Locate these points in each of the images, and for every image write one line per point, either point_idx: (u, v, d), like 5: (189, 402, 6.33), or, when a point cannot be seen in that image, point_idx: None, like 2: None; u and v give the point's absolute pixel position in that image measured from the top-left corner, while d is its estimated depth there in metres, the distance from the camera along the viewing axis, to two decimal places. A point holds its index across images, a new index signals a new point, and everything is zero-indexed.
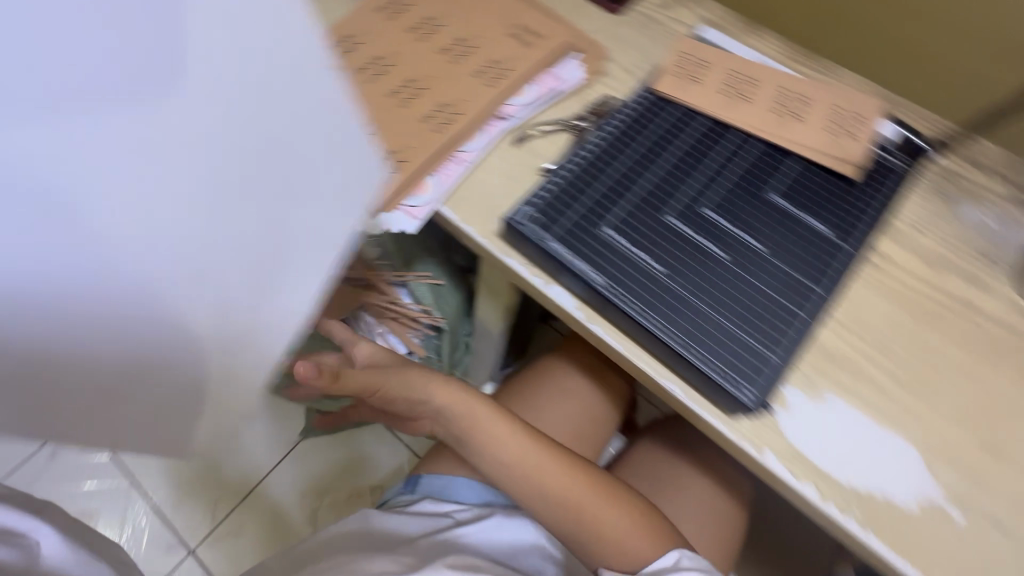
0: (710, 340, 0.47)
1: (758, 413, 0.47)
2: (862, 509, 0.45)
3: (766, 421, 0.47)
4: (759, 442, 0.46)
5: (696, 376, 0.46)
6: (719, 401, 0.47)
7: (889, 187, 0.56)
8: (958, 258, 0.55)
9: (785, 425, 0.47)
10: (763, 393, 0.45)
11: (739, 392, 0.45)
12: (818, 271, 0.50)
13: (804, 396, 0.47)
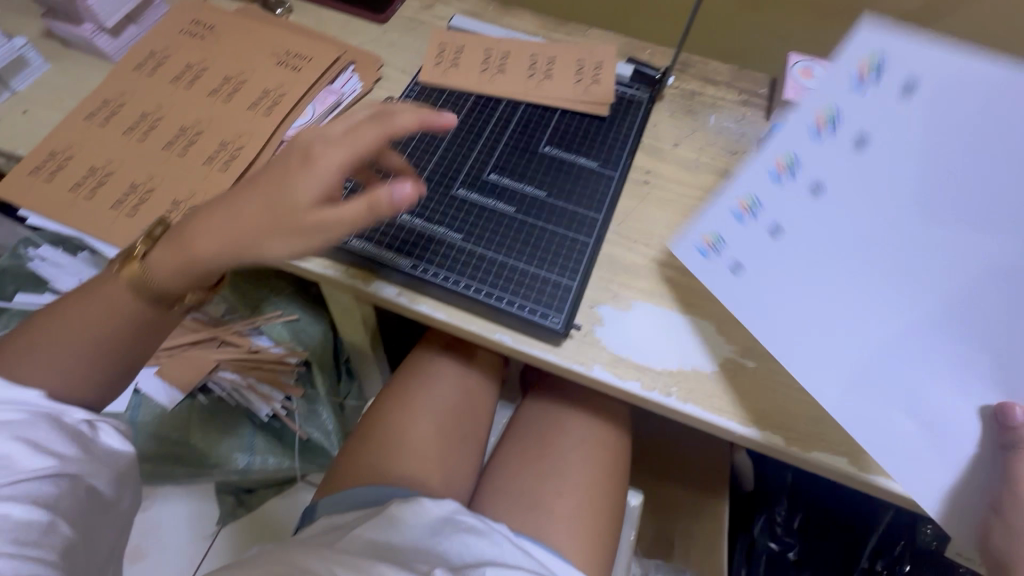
0: (514, 284, 0.52)
1: (573, 333, 0.53)
2: (678, 385, 0.51)
3: (583, 337, 0.53)
4: (582, 357, 0.52)
5: (512, 318, 0.52)
6: (537, 334, 0.52)
7: (637, 115, 0.65)
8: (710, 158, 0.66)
9: (600, 335, 0.53)
10: (568, 314, 0.52)
11: (547, 320, 0.51)
12: (596, 201, 0.58)
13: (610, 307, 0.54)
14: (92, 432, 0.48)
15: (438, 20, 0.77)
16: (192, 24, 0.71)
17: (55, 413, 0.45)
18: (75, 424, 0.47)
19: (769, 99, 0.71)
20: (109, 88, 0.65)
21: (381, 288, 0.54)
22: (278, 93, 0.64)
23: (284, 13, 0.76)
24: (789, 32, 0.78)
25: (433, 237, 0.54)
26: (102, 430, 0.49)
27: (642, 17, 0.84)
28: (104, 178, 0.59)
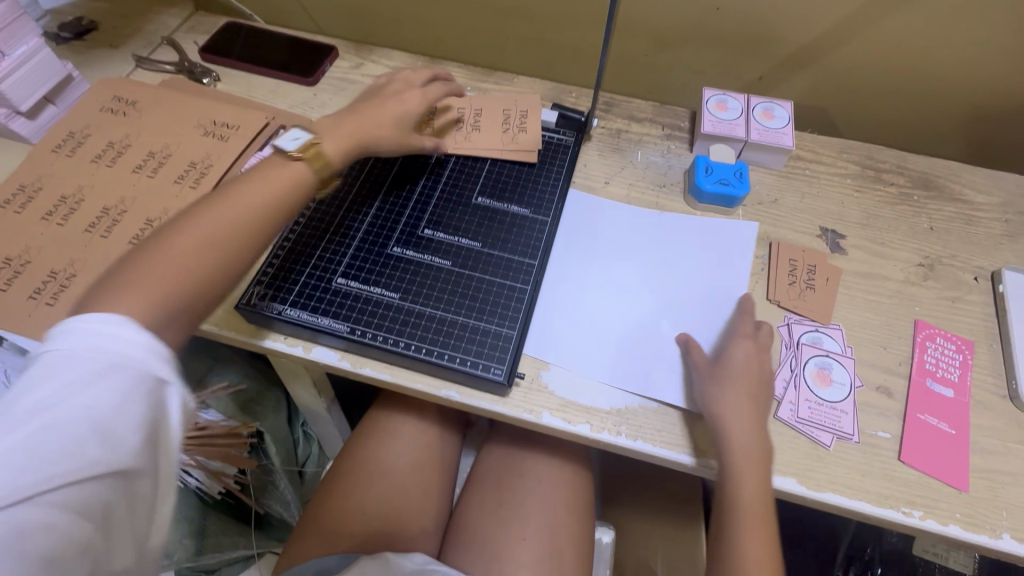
0: (454, 338, 0.52)
1: (519, 383, 0.53)
2: (626, 423, 0.52)
3: (529, 386, 0.53)
4: (530, 405, 0.52)
5: (456, 374, 0.51)
6: (481, 386, 0.52)
7: (565, 157, 0.67)
8: (639, 193, 0.68)
9: (547, 380, 0.53)
10: (511, 364, 0.51)
11: (490, 373, 0.51)
12: (531, 247, 0.59)
13: (553, 352, 0.55)
14: (158, 388, 0.35)
15: (368, 79, 0.79)
16: (114, 100, 0.70)
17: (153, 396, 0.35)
18: (138, 385, 0.34)
19: (690, 132, 0.75)
20: (25, 172, 0.63)
21: (322, 355, 0.53)
22: (205, 164, 0.64)
23: (211, 83, 0.77)
24: (702, 67, 0.83)
25: (370, 298, 0.54)
26: (171, 390, 0.36)
27: (567, 62, 0.88)
28: (21, 267, 0.56)
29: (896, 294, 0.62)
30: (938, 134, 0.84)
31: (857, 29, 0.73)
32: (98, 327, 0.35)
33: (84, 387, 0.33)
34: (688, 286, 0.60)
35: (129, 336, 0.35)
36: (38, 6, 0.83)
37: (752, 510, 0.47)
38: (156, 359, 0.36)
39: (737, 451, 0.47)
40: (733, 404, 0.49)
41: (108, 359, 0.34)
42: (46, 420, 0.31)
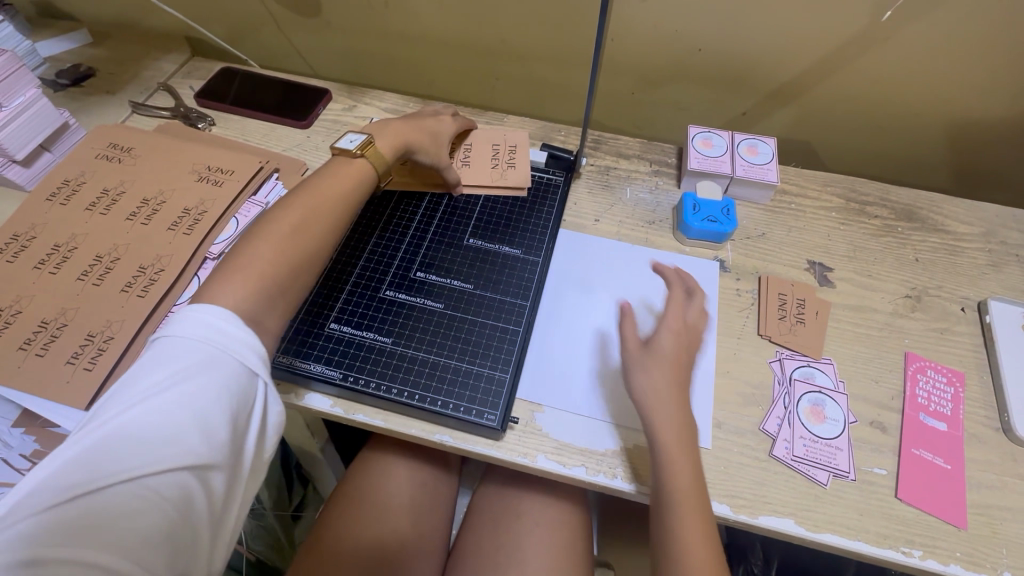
0: (447, 383, 0.53)
1: (513, 427, 0.53)
2: (624, 465, 0.51)
3: (524, 429, 0.53)
4: (525, 449, 0.52)
5: (449, 419, 0.51)
6: (477, 431, 0.52)
7: (557, 197, 0.69)
8: (629, 230, 0.69)
9: (542, 423, 0.53)
10: (504, 409, 0.52)
11: (483, 418, 0.51)
12: (524, 288, 0.60)
13: (548, 394, 0.54)
14: (252, 382, 0.43)
15: (361, 120, 0.80)
16: (110, 146, 0.71)
17: (233, 390, 0.41)
18: (239, 378, 0.42)
19: (677, 168, 0.76)
20: (18, 220, 0.63)
21: (315, 401, 0.53)
22: (199, 210, 0.64)
23: (207, 127, 0.78)
24: (687, 103, 0.86)
25: (363, 344, 0.55)
26: (261, 386, 0.43)
27: (556, 99, 0.90)
28: (12, 317, 0.56)
29: (886, 327, 0.62)
30: (918, 165, 0.86)
31: (835, 68, 0.75)
32: (216, 322, 0.42)
33: (201, 375, 0.40)
34: (650, 302, 0.62)
35: (236, 338, 0.43)
36: (37, 54, 0.84)
37: (683, 498, 0.46)
38: (255, 359, 0.43)
39: (665, 430, 0.48)
40: (645, 378, 0.50)
41: (218, 354, 0.42)
42: (146, 405, 0.38)
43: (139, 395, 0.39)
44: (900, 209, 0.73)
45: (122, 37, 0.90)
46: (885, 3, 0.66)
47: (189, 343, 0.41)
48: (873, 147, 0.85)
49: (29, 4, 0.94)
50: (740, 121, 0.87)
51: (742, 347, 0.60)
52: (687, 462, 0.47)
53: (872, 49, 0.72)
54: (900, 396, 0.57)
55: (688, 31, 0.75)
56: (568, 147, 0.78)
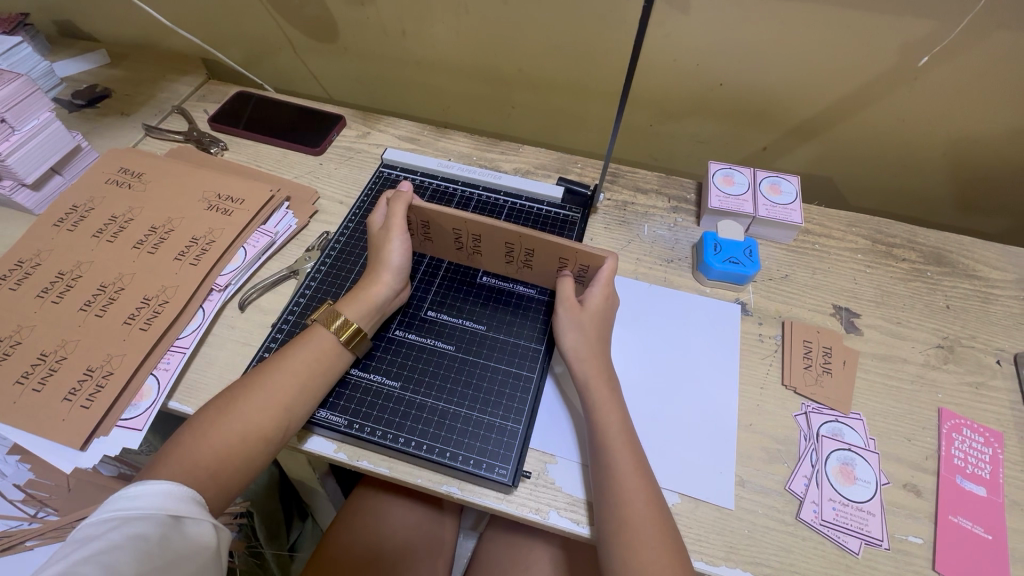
0: (458, 433, 0.50)
1: (525, 480, 0.50)
2: None
3: (536, 483, 0.50)
4: (537, 504, 0.49)
5: (458, 471, 0.49)
6: (486, 485, 0.49)
7: (574, 235, 0.68)
8: (647, 269, 0.67)
9: (555, 476, 0.50)
10: (516, 462, 0.49)
11: (494, 472, 0.49)
12: (540, 331, 0.58)
13: (564, 446, 0.52)
14: (177, 526, 0.39)
15: (375, 148, 0.79)
16: (121, 171, 0.70)
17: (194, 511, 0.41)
18: (162, 524, 0.39)
19: (697, 205, 0.74)
20: (24, 247, 0.62)
21: (318, 446, 0.51)
22: (207, 240, 0.63)
23: (219, 152, 0.77)
24: (705, 136, 0.84)
25: (371, 387, 0.53)
26: (188, 523, 0.40)
27: (572, 128, 0.89)
28: (11, 348, 0.55)
29: (917, 379, 0.59)
30: (946, 204, 0.83)
31: (862, 105, 0.73)
32: (129, 490, 0.40)
33: (122, 532, 0.37)
34: (633, 342, 0.60)
35: (156, 489, 0.40)
36: (54, 75, 0.84)
37: (625, 528, 0.44)
38: (182, 504, 0.41)
39: (606, 450, 0.47)
40: (567, 338, 0.53)
41: (137, 510, 0.39)
42: (114, 534, 0.37)
43: (106, 528, 0.37)
44: (929, 252, 0.71)
45: (139, 58, 0.90)
46: (916, 48, 0.64)
47: (104, 512, 0.38)
48: (898, 185, 0.82)
49: (51, 23, 0.94)
50: (759, 155, 0.85)
51: (765, 397, 0.57)
52: (641, 482, 0.46)
53: (902, 88, 0.69)
54: (938, 457, 0.54)
55: (709, 67, 0.73)
56: (584, 180, 0.76)
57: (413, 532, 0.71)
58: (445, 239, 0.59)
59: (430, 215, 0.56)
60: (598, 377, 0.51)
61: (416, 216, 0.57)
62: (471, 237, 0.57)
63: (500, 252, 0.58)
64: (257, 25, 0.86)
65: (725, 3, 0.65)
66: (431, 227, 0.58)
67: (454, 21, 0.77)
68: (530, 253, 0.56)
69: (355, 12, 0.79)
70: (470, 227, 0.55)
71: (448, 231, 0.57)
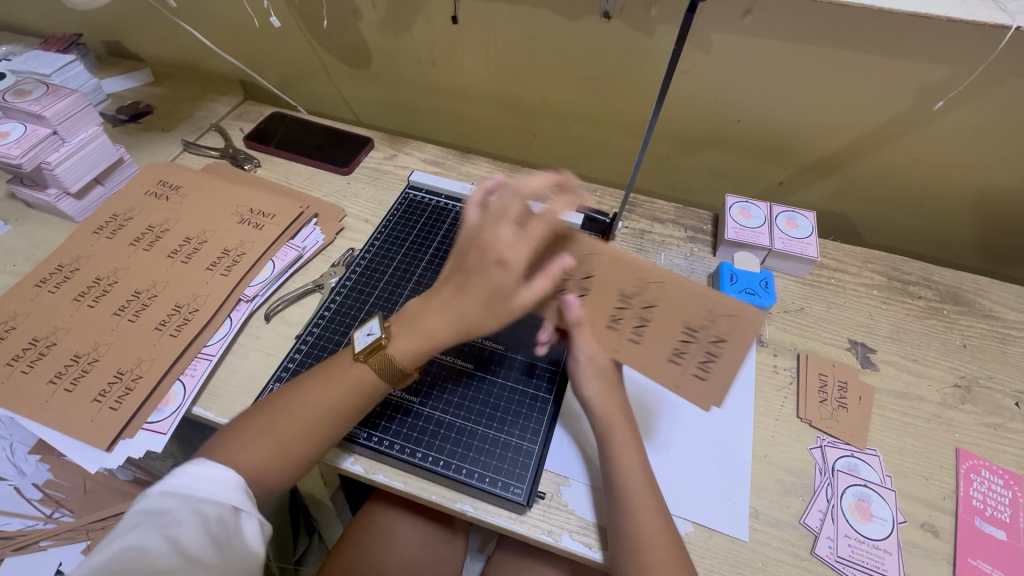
0: (474, 451, 0.51)
1: (539, 501, 0.50)
2: None
3: (549, 504, 0.50)
4: (549, 526, 0.49)
5: (473, 489, 0.50)
6: (499, 505, 0.50)
7: None
8: None
9: (568, 498, 0.50)
10: (531, 482, 0.50)
11: (509, 492, 0.49)
12: (557, 352, 0.59)
13: (576, 469, 0.52)
14: (233, 521, 0.42)
15: (401, 170, 0.82)
16: (160, 184, 0.73)
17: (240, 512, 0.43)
18: (223, 514, 0.41)
19: (714, 236, 0.75)
20: (65, 252, 0.65)
21: (335, 457, 0.52)
22: (238, 252, 0.65)
23: (252, 168, 0.80)
24: (722, 170, 0.86)
25: (390, 401, 0.54)
26: (245, 517, 0.43)
27: (591, 157, 0.91)
28: (46, 349, 0.57)
29: (934, 418, 0.59)
30: (963, 246, 0.83)
31: (878, 145, 0.74)
32: (202, 472, 0.43)
33: (188, 511, 0.40)
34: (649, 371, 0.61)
35: (221, 480, 0.43)
36: (101, 91, 0.89)
37: (641, 560, 0.44)
38: (239, 498, 0.43)
39: (622, 479, 0.48)
40: (592, 386, 0.51)
41: (200, 493, 0.42)
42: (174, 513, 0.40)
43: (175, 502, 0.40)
44: (945, 290, 0.71)
45: (181, 78, 0.95)
46: (931, 92, 0.66)
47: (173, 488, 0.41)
48: (913, 224, 0.83)
49: (100, 43, 1.00)
50: (774, 190, 0.86)
51: (780, 430, 0.57)
52: (653, 509, 0.47)
53: (918, 131, 0.71)
54: (955, 499, 0.53)
55: (729, 104, 0.76)
56: (603, 208, 0.78)
57: (419, 551, 0.70)
58: (699, 314, 0.44)
59: (733, 350, 0.44)
60: (617, 412, 0.51)
61: (743, 353, 0.43)
62: (675, 349, 0.45)
63: (636, 320, 0.46)
64: (295, 50, 0.91)
65: (747, 44, 0.68)
66: (720, 356, 0.44)
67: (484, 52, 0.80)
68: (606, 335, 0.48)
69: (390, 41, 0.84)
70: (675, 375, 0.45)
71: (700, 352, 0.45)
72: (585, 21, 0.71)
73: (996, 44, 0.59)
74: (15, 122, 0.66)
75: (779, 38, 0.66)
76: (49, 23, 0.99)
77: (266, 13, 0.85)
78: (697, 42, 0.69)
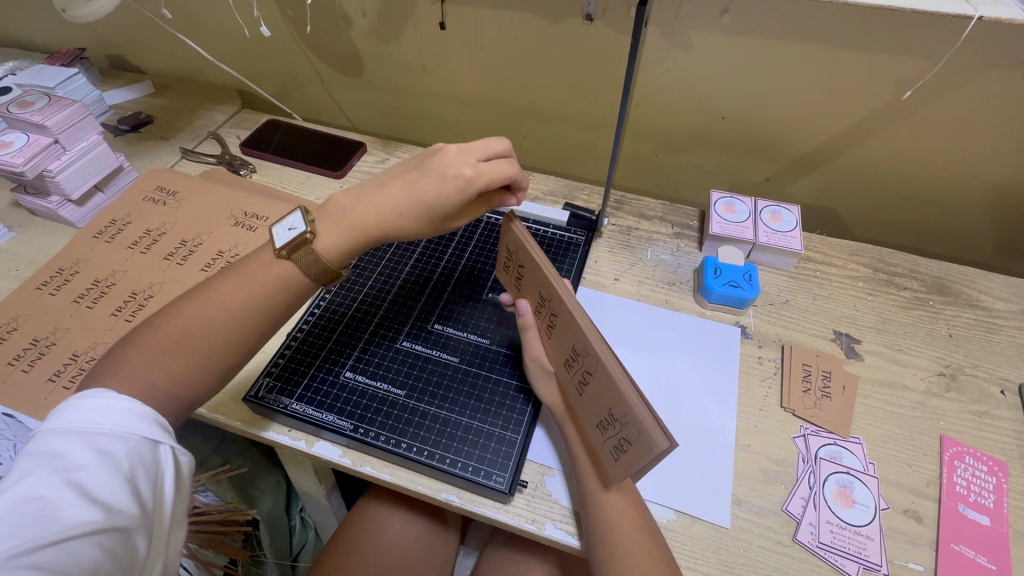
0: (458, 441, 0.52)
1: (522, 490, 0.51)
2: None
3: (532, 494, 0.51)
4: (533, 515, 0.50)
5: (457, 478, 0.51)
6: (483, 494, 0.51)
7: (577, 257, 0.71)
8: (648, 292, 0.70)
9: (551, 488, 0.52)
10: (513, 471, 0.51)
11: (491, 480, 0.50)
12: None
13: (559, 458, 0.53)
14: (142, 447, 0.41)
15: None
16: (157, 190, 0.75)
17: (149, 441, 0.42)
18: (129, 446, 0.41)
19: (700, 231, 0.76)
20: (66, 256, 0.67)
21: (325, 450, 0.54)
22: (231, 254, 0.67)
23: (248, 174, 0.83)
24: (709, 167, 0.87)
25: (377, 393, 0.55)
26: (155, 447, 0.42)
27: (579, 158, 0.93)
28: (46, 349, 0.59)
29: (918, 406, 0.59)
30: (954, 238, 0.83)
31: (860, 138, 0.75)
32: (91, 407, 0.41)
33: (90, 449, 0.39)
34: (636, 364, 0.62)
35: (116, 408, 0.42)
36: (103, 103, 0.92)
37: (619, 549, 0.45)
38: (144, 425, 0.42)
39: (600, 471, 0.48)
40: (541, 388, 0.53)
41: (102, 430, 0.40)
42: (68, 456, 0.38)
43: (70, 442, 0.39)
44: (931, 280, 0.71)
45: (181, 89, 0.98)
46: (908, 84, 0.67)
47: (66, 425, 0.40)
48: (901, 217, 0.84)
49: (104, 57, 1.03)
50: (761, 187, 0.87)
51: (763, 419, 0.58)
52: (619, 494, 0.47)
53: (899, 124, 0.72)
54: (938, 485, 0.53)
55: (711, 102, 0.77)
56: (590, 206, 0.80)
57: (411, 546, 0.71)
58: (621, 406, 0.41)
59: (636, 459, 0.40)
60: (567, 410, 0.51)
61: (642, 468, 0.40)
62: (601, 422, 0.44)
63: (581, 374, 0.46)
64: (290, 60, 0.93)
65: (725, 42, 0.69)
66: (627, 454, 0.41)
67: (471, 57, 0.82)
68: (561, 367, 0.50)
69: (380, 49, 0.86)
70: (599, 441, 0.45)
71: (616, 439, 0.43)
72: (567, 24, 0.72)
73: (966, 35, 0.60)
74: (18, 132, 0.69)
75: (756, 35, 0.67)
76: (54, 38, 1.03)
77: (260, 23, 0.88)
78: (677, 41, 0.71)
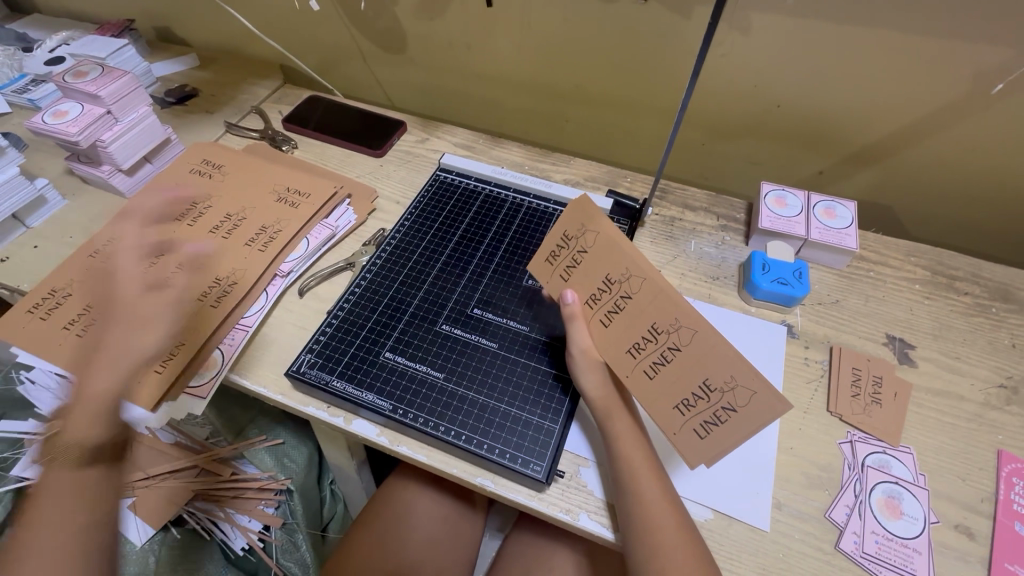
0: (495, 427, 0.52)
1: (557, 479, 0.51)
2: None
3: (567, 483, 0.51)
4: (567, 505, 0.50)
5: (493, 464, 0.51)
6: (519, 481, 0.51)
7: None
8: (691, 285, 0.68)
9: (586, 479, 0.51)
10: (550, 460, 0.50)
11: (528, 468, 0.50)
12: None
13: (594, 449, 0.53)
14: None
15: (433, 153, 0.83)
16: (203, 163, 0.76)
17: None
18: None
19: (747, 224, 0.74)
20: (117, 225, 0.69)
21: (362, 428, 0.54)
22: (274, 229, 0.68)
23: (290, 149, 0.83)
24: (758, 158, 0.84)
25: (416, 375, 0.56)
26: None
27: (623, 143, 0.90)
28: (98, 315, 0.61)
29: (975, 419, 0.56)
30: (1020, 242, 0.79)
31: (926, 132, 0.71)
32: None
33: None
34: None
35: None
36: (151, 74, 0.93)
37: (659, 547, 0.44)
38: None
39: (637, 469, 0.48)
40: (587, 380, 0.52)
41: None
42: None
43: None
44: (995, 287, 0.67)
45: (225, 63, 0.98)
46: (986, 75, 0.62)
47: None
48: (965, 217, 0.79)
49: (152, 29, 1.05)
50: (813, 180, 0.83)
51: (808, 422, 0.56)
52: (661, 490, 0.47)
53: (973, 118, 0.67)
54: (994, 503, 0.51)
55: (766, 89, 0.74)
56: (633, 194, 0.78)
57: (439, 525, 0.72)
58: (722, 375, 0.43)
59: (742, 424, 0.43)
60: (616, 402, 0.51)
61: (750, 430, 0.43)
62: (687, 400, 0.45)
63: (659, 355, 0.46)
64: (333, 35, 0.92)
65: (787, 26, 0.66)
66: (727, 423, 0.43)
67: (517, 36, 0.80)
68: (621, 356, 0.48)
69: (424, 26, 0.84)
70: (678, 421, 0.46)
71: (709, 413, 0.44)
72: (619, 3, 0.70)
73: None
74: (72, 102, 0.70)
75: (822, 18, 0.63)
76: (105, 10, 1.04)
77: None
78: (736, 24, 0.68)
